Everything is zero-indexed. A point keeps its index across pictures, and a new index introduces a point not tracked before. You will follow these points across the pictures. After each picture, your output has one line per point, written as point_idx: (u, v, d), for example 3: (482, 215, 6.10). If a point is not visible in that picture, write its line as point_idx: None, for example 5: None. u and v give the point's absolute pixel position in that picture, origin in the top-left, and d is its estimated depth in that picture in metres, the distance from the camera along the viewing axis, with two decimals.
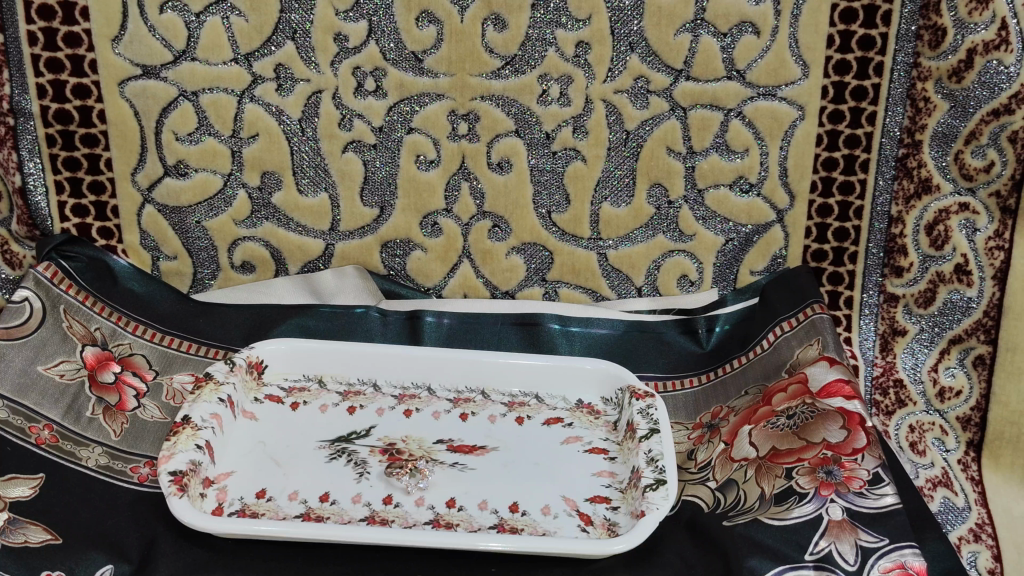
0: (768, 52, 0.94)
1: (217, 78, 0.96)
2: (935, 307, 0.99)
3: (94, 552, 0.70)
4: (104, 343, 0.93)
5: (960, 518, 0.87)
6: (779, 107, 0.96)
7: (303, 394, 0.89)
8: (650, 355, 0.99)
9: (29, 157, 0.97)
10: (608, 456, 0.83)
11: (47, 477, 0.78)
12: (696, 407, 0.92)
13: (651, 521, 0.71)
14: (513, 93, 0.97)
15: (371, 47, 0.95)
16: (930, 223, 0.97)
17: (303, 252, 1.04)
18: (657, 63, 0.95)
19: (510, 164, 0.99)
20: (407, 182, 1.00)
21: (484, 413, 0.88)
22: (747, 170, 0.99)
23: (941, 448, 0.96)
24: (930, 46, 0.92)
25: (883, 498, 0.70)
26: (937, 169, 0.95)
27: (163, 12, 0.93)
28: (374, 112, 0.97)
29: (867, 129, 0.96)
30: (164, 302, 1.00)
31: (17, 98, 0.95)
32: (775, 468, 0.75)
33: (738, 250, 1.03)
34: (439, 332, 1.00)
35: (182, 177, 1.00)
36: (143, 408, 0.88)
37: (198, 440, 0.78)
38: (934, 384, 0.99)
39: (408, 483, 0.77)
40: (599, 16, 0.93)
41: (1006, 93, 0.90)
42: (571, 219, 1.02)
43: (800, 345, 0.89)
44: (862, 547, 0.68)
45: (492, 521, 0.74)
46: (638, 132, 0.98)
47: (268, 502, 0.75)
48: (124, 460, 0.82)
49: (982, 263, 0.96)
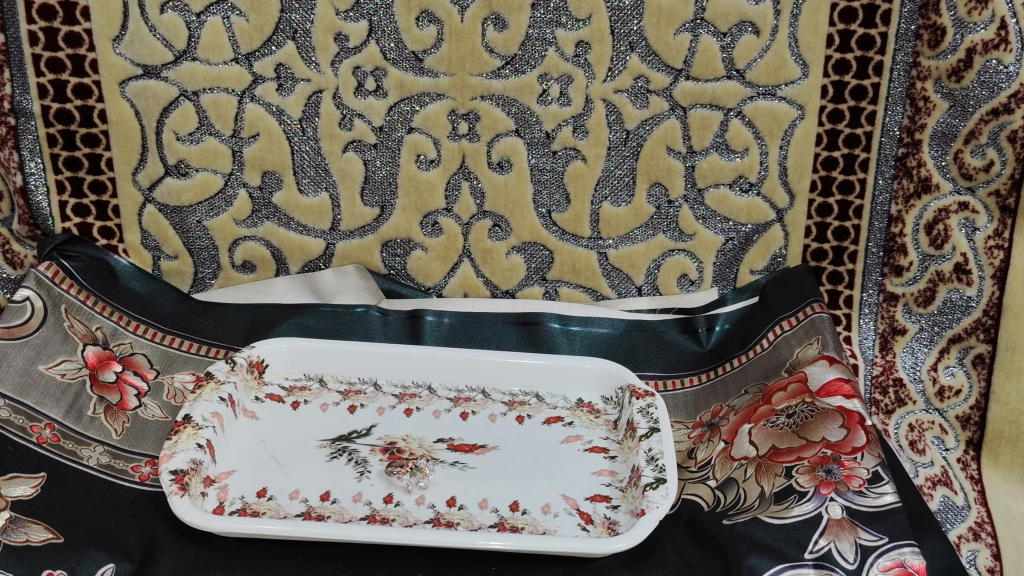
0: (767, 51, 0.94)
1: (218, 78, 0.96)
2: (935, 306, 0.99)
3: (95, 551, 0.71)
4: (105, 343, 0.94)
5: (960, 517, 0.87)
6: (778, 107, 0.97)
7: (304, 393, 0.90)
8: (650, 354, 0.99)
9: (30, 157, 0.98)
10: (608, 455, 0.83)
11: (49, 476, 0.78)
12: (696, 405, 0.93)
13: (651, 519, 0.71)
14: (513, 93, 0.97)
15: (372, 46, 0.95)
16: (930, 222, 0.97)
17: (303, 252, 1.04)
18: (657, 62, 0.95)
19: (510, 163, 1.00)
20: (407, 182, 1.00)
21: (485, 412, 0.88)
22: (747, 169, 1.00)
23: (941, 447, 0.96)
24: (929, 46, 0.92)
25: (882, 496, 0.71)
26: (937, 168, 0.95)
27: (163, 12, 0.93)
28: (374, 112, 0.97)
29: (866, 128, 0.96)
30: (165, 302, 1.00)
31: (18, 98, 0.95)
32: (775, 466, 0.75)
33: (738, 249, 1.03)
34: (440, 331, 1.00)
35: (182, 177, 1.00)
36: (144, 407, 0.88)
37: (199, 439, 0.78)
38: (933, 383, 0.99)
39: (408, 482, 0.77)
40: (599, 16, 0.93)
41: (1005, 92, 0.90)
42: (571, 218, 1.02)
43: (800, 344, 0.89)
44: (861, 546, 0.68)
45: (492, 520, 0.74)
46: (638, 131, 0.98)
47: (269, 501, 0.75)
48: (125, 459, 0.82)
49: (982, 262, 0.96)
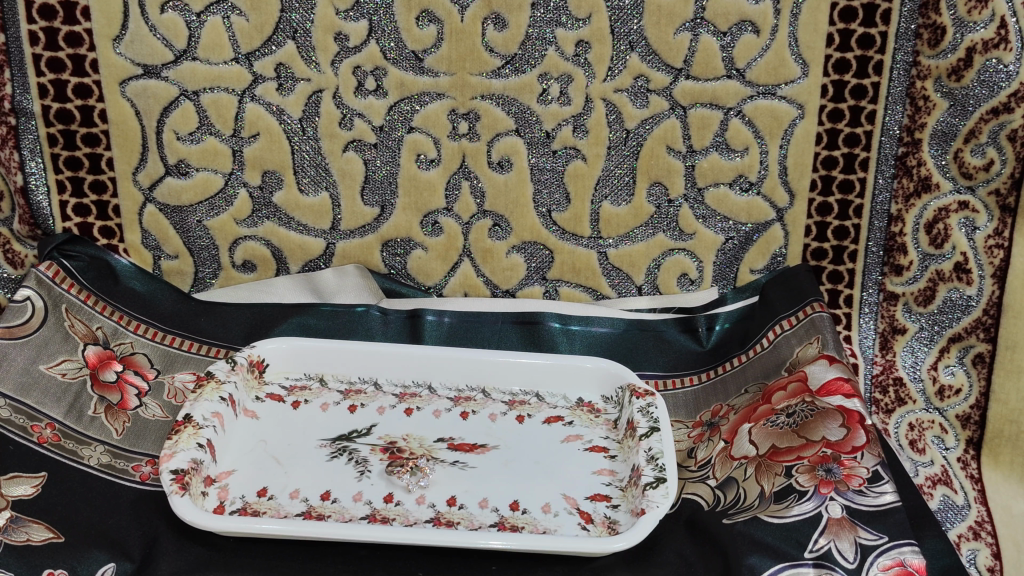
0: (767, 50, 0.94)
1: (218, 78, 0.96)
2: (935, 306, 0.99)
3: (96, 551, 0.71)
4: (105, 343, 0.94)
5: (959, 516, 0.87)
6: (778, 106, 0.97)
7: (304, 393, 0.90)
8: (650, 354, 0.99)
9: (30, 157, 0.98)
10: (608, 455, 0.83)
11: (49, 476, 0.78)
12: (696, 405, 0.93)
13: (651, 519, 0.71)
14: (513, 92, 0.97)
15: (371, 46, 0.95)
16: (930, 221, 0.97)
17: (304, 252, 1.04)
18: (657, 62, 0.95)
19: (510, 163, 1.00)
20: (407, 182, 1.01)
21: (485, 412, 0.88)
22: (747, 169, 1.00)
23: (941, 446, 0.96)
24: (929, 45, 0.92)
25: (882, 496, 0.71)
26: (937, 168, 0.95)
27: (163, 12, 0.93)
28: (374, 111, 0.97)
29: (866, 128, 0.96)
30: (166, 302, 1.00)
31: (19, 97, 0.95)
32: (775, 466, 0.75)
33: (738, 249, 1.03)
34: (440, 331, 1.00)
35: (182, 177, 1.00)
36: (144, 407, 0.88)
37: (199, 439, 0.78)
38: (933, 382, 0.99)
39: (408, 481, 0.77)
40: (599, 15, 0.93)
41: (1005, 92, 0.90)
42: (571, 218, 1.02)
43: (800, 344, 0.89)
44: (861, 545, 0.68)
45: (492, 519, 0.74)
46: (638, 131, 0.98)
47: (269, 500, 0.75)
48: (125, 458, 0.82)
49: (982, 261, 0.96)
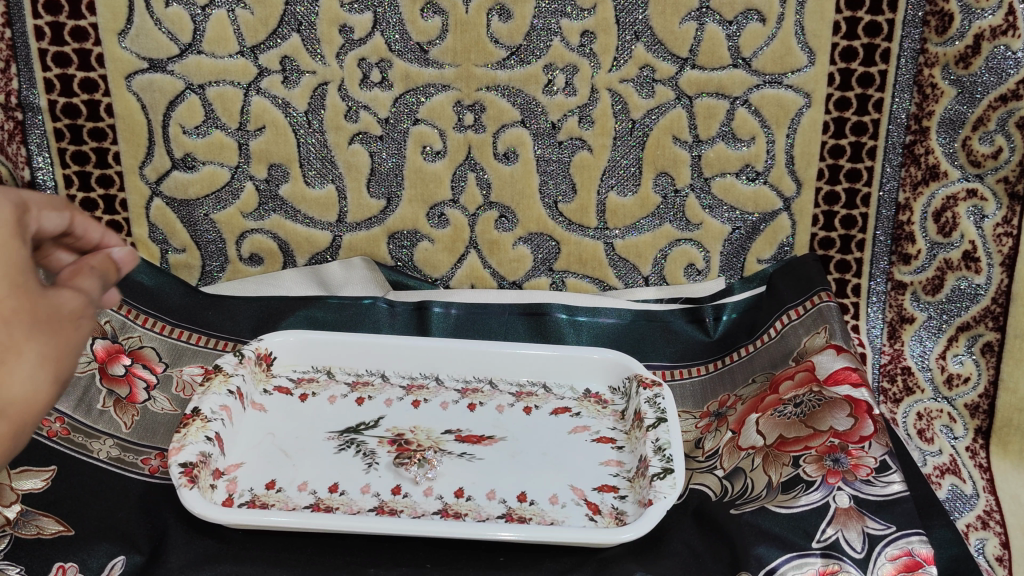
0: (773, 39, 0.94)
1: (223, 71, 0.96)
2: (943, 295, 0.98)
3: (105, 543, 0.71)
4: (113, 336, 0.94)
5: (968, 506, 0.88)
6: (784, 95, 0.96)
7: (312, 385, 0.90)
8: (657, 344, 0.99)
9: (37, 152, 0.98)
10: (615, 446, 0.83)
11: (59, 470, 0.79)
12: (703, 396, 0.93)
13: (658, 509, 0.71)
14: (518, 83, 0.96)
15: (376, 38, 0.95)
16: (938, 210, 0.97)
17: (310, 244, 1.04)
18: (662, 52, 0.95)
19: (516, 154, 1.00)
20: (413, 173, 1.00)
21: (492, 403, 0.89)
22: (753, 159, 0.99)
23: (949, 435, 0.96)
24: (936, 32, 0.91)
25: (890, 486, 0.71)
26: (944, 156, 0.95)
27: (168, 6, 0.93)
28: (379, 104, 0.97)
29: (873, 116, 0.96)
30: (174, 294, 1.00)
31: (25, 93, 0.95)
32: (782, 456, 0.75)
33: (745, 238, 1.03)
34: (447, 323, 1.01)
35: (189, 171, 1.00)
36: (153, 400, 0.89)
37: (208, 431, 0.78)
38: (942, 371, 0.99)
39: (416, 473, 0.77)
40: (604, 5, 0.93)
41: (1013, 79, 0.89)
42: (577, 209, 1.02)
43: (806, 333, 0.89)
44: (868, 535, 0.67)
45: (500, 511, 0.75)
46: (644, 121, 0.98)
47: (278, 493, 0.75)
48: (134, 452, 0.83)
49: (990, 250, 0.95)
